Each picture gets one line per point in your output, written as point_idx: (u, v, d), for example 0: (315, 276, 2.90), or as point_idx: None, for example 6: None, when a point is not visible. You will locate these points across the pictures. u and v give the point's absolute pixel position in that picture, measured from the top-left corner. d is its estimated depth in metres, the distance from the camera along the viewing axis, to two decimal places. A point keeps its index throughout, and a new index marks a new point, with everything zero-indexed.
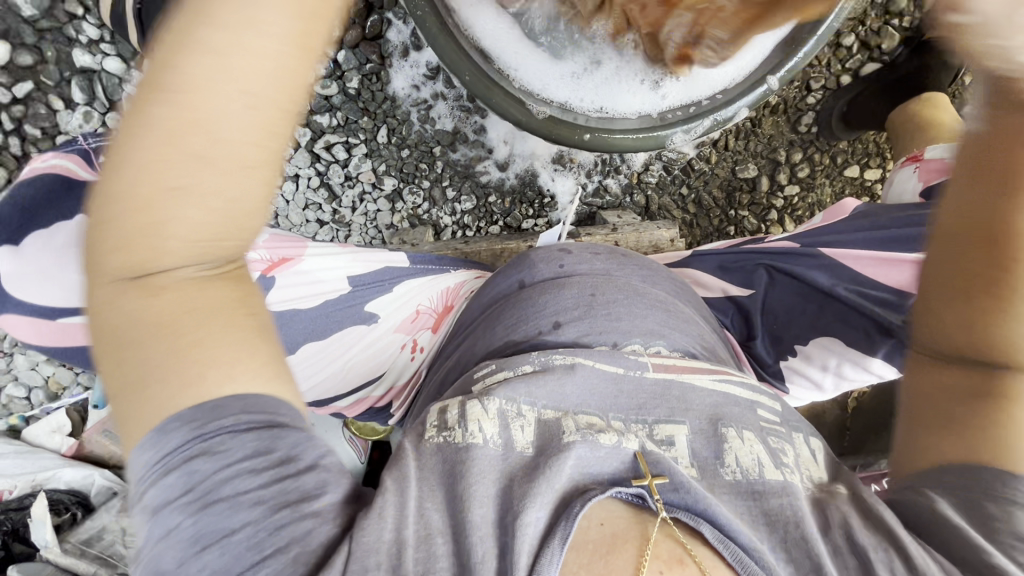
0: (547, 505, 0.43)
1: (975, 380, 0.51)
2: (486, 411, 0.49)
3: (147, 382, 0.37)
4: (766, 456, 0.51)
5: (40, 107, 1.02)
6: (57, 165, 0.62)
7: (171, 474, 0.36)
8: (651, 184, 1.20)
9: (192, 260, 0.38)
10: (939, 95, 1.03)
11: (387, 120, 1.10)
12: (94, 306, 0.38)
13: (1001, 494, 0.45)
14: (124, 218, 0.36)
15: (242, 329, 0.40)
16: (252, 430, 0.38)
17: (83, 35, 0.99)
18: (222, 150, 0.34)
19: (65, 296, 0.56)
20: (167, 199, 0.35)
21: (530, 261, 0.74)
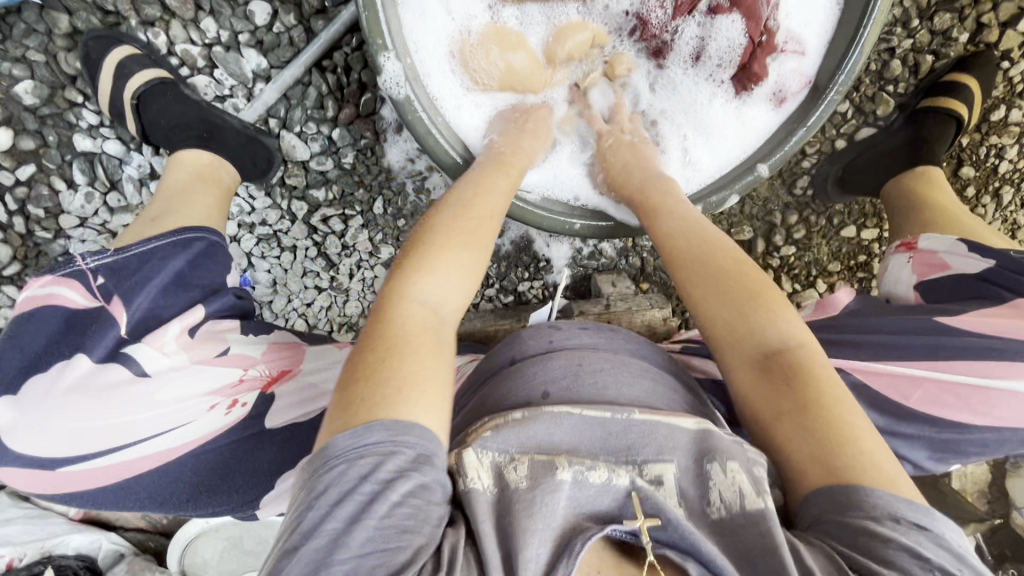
0: (548, 542, 0.50)
1: (788, 390, 0.60)
2: (481, 460, 0.55)
3: (387, 373, 0.54)
4: (748, 486, 0.54)
5: (44, 189, 1.03)
6: (57, 293, 0.66)
7: (335, 467, 0.49)
8: (646, 247, 1.20)
9: (427, 299, 0.61)
10: (933, 168, 1.03)
11: (382, 192, 1.10)
12: (371, 325, 0.59)
13: (855, 509, 0.52)
14: (405, 267, 0.63)
15: (435, 358, 0.57)
16: (401, 453, 0.50)
17: (84, 121, 1.00)
18: (466, 237, 0.67)
19: (69, 443, 0.62)
20: (434, 258, 0.64)
21: (520, 338, 0.74)
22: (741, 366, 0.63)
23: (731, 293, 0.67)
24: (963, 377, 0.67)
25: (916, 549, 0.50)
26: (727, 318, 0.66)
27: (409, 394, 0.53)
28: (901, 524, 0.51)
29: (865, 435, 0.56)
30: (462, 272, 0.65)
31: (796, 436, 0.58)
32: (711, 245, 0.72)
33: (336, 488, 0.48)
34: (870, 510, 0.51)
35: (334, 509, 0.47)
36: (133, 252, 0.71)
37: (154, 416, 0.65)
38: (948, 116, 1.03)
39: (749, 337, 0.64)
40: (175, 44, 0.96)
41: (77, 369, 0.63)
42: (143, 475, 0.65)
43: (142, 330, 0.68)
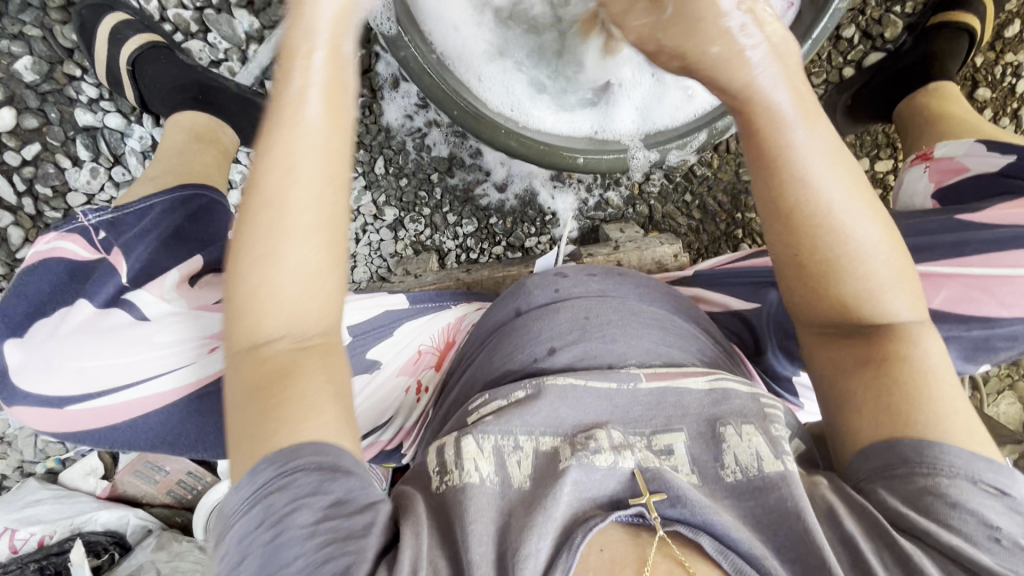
0: (550, 536, 0.46)
1: (865, 347, 0.54)
2: (482, 450, 0.52)
3: (275, 412, 0.45)
4: (766, 449, 0.52)
5: (49, 167, 1.04)
6: (60, 247, 0.67)
7: (234, 527, 0.43)
8: (652, 193, 1.18)
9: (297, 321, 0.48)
10: (948, 84, 0.98)
11: (382, 151, 1.10)
12: (241, 366, 0.47)
13: (922, 462, 0.47)
14: (252, 284, 0.47)
15: (331, 367, 0.48)
16: (292, 480, 0.43)
17: (84, 95, 1.01)
18: (312, 219, 0.48)
19: (76, 381, 0.63)
20: (281, 263, 0.47)
21: (526, 288, 0.71)
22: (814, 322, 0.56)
23: (833, 265, 0.53)
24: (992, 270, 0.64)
25: (986, 516, 0.45)
26: (836, 289, 0.54)
27: (307, 416, 0.45)
28: (976, 487, 0.46)
29: (946, 396, 0.50)
30: (325, 267, 0.49)
31: (860, 406, 0.52)
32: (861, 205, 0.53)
33: (236, 550, 0.42)
34: (944, 470, 0.47)
35: (241, 571, 0.42)
36: (131, 210, 0.71)
37: (152, 358, 0.65)
38: (959, 29, 0.99)
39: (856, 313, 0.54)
40: (167, 10, 0.96)
41: (80, 315, 0.64)
42: (148, 415, 0.65)
43: (143, 279, 0.68)
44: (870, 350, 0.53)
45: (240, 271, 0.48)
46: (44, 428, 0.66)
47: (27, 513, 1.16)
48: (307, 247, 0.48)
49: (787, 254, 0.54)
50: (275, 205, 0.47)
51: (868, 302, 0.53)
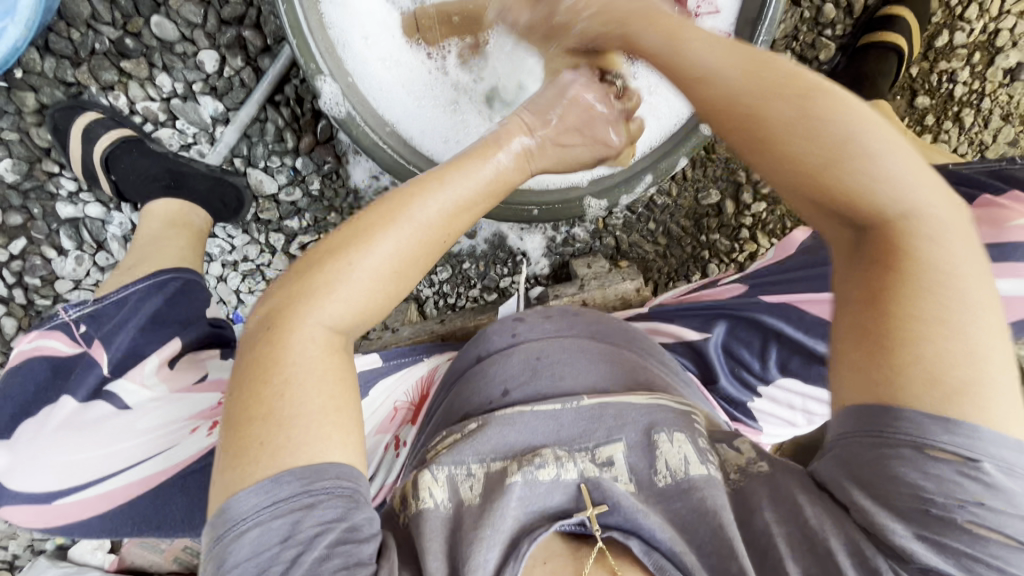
0: (498, 546, 0.50)
1: (861, 280, 0.46)
2: (436, 478, 0.55)
3: (286, 419, 0.46)
4: (692, 454, 0.55)
5: (36, 259, 1.09)
6: (43, 345, 0.70)
7: (245, 534, 0.44)
8: (617, 225, 1.22)
9: (332, 325, 0.50)
10: (882, 103, 1.02)
11: (353, 212, 1.14)
12: (259, 346, 0.49)
13: (878, 426, 0.44)
14: (312, 281, 0.51)
15: (344, 395, 0.50)
16: (316, 504, 0.45)
17: (64, 189, 1.06)
18: (389, 256, 0.52)
19: (62, 476, 0.64)
20: (345, 275, 0.51)
21: (487, 336, 0.75)
22: (810, 210, 0.50)
23: (790, 144, 0.48)
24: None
25: (928, 489, 0.43)
26: (802, 171, 0.48)
27: (317, 435, 0.47)
28: (926, 454, 0.43)
29: (989, 338, 0.43)
30: (379, 297, 0.53)
31: (872, 349, 0.44)
32: (807, 97, 0.48)
33: (251, 560, 0.44)
34: (901, 430, 0.43)
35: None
36: (110, 299, 0.75)
37: (138, 444, 0.68)
38: (888, 49, 1.03)
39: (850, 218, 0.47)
40: (135, 103, 1.01)
41: (64, 409, 0.67)
42: (130, 504, 0.67)
43: (122, 368, 0.71)
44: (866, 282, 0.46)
45: (308, 268, 0.52)
46: (23, 525, 0.66)
47: None
48: (424, 240, 0.54)
49: (743, 141, 0.50)
50: (402, 197, 0.54)
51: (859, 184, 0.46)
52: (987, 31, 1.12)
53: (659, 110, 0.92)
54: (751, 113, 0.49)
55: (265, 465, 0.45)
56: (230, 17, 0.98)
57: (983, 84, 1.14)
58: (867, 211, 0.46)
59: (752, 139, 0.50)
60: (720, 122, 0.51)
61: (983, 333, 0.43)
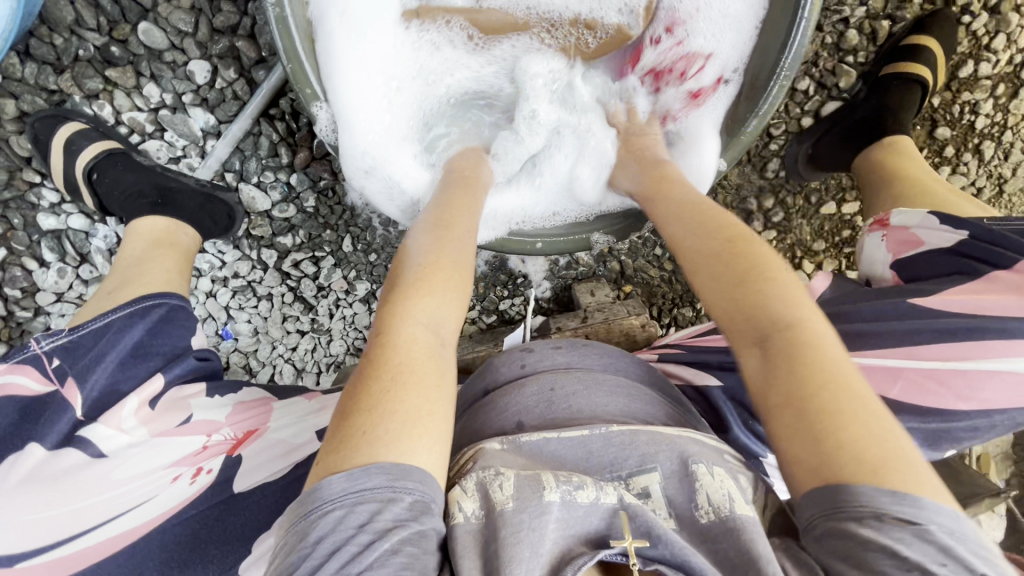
0: (538, 570, 0.51)
1: (794, 380, 0.53)
2: (466, 490, 0.57)
3: (399, 404, 0.52)
4: (735, 491, 0.59)
5: (16, 271, 1.05)
6: (9, 382, 0.66)
7: (330, 513, 0.47)
8: (622, 250, 1.18)
9: (427, 329, 0.58)
10: (903, 138, 0.98)
11: (349, 230, 1.10)
12: (371, 350, 0.56)
13: (833, 505, 0.48)
14: (406, 290, 0.60)
15: (436, 393, 0.54)
16: (400, 497, 0.48)
17: (45, 200, 1.01)
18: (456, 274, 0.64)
19: (27, 533, 0.59)
20: (426, 285, 0.61)
21: (497, 367, 0.80)
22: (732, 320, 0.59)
23: (753, 272, 0.61)
24: (954, 365, 0.63)
25: (894, 547, 0.46)
26: (741, 300, 0.59)
27: (417, 432, 0.51)
28: (885, 522, 0.47)
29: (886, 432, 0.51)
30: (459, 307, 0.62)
31: (812, 432, 0.51)
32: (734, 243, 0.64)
33: (328, 537, 0.47)
34: (852, 510, 0.48)
35: (327, 563, 0.46)
36: (87, 328, 0.72)
37: (113, 497, 0.63)
38: (911, 81, 0.99)
39: (759, 300, 0.58)
40: (122, 113, 0.96)
41: (30, 460, 0.62)
42: (96, 566, 0.60)
43: (100, 408, 0.68)
44: (800, 381, 0.53)
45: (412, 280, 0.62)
46: None
47: None
48: (462, 251, 0.68)
49: (715, 282, 0.62)
50: (437, 229, 0.70)
51: (727, 262, 0.62)
52: (1013, 62, 1.07)
53: None
54: (722, 246, 0.64)
55: (363, 454, 0.50)
56: (224, 26, 0.93)
57: (1006, 117, 1.11)
58: (780, 318, 0.56)
59: (723, 272, 0.62)
60: (705, 257, 0.65)
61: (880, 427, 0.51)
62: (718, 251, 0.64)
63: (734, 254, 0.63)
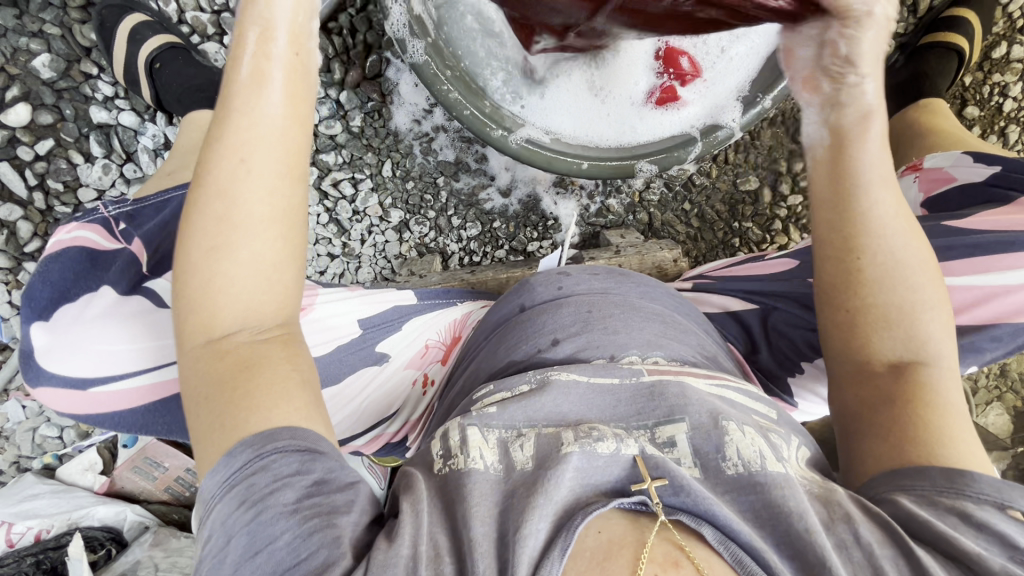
0: (550, 517, 0.44)
1: (894, 386, 0.54)
2: (487, 440, 0.51)
3: (238, 397, 0.45)
4: (768, 449, 0.51)
5: (61, 162, 1.06)
6: (81, 236, 0.67)
7: (216, 507, 0.42)
8: (652, 201, 1.21)
9: (238, 321, 0.47)
10: (938, 102, 1.02)
11: (391, 154, 1.12)
12: (194, 363, 0.46)
13: (951, 488, 0.47)
14: (195, 288, 0.46)
15: (292, 366, 0.47)
16: (268, 464, 0.42)
17: (99, 93, 1.03)
18: (247, 224, 0.45)
19: (102, 362, 0.62)
20: (215, 266, 0.45)
21: (530, 287, 0.76)
22: (861, 314, 0.56)
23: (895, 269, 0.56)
24: (994, 278, 0.66)
25: (1013, 539, 0.44)
26: (882, 309, 0.56)
27: (274, 401, 0.45)
28: (1007, 514, 0.45)
29: (964, 433, 0.51)
30: (269, 267, 0.47)
31: (910, 428, 0.51)
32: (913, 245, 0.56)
33: (220, 524, 0.42)
34: (974, 496, 0.46)
35: (228, 542, 0.41)
36: (150, 203, 0.74)
37: (178, 342, 0.65)
38: (950, 49, 1.02)
39: (902, 329, 0.55)
40: (185, 12, 0.99)
41: (105, 300, 0.64)
42: (167, 401, 0.65)
43: (162, 268, 0.70)
44: (901, 392, 0.54)
45: (190, 263, 0.46)
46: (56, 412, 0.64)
47: (24, 507, 1.15)
48: (277, 162, 0.46)
49: (844, 263, 0.57)
50: (232, 157, 0.45)
51: (896, 282, 0.55)
52: None
53: (738, 70, 0.87)
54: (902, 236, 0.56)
55: (255, 423, 0.44)
56: None
57: None
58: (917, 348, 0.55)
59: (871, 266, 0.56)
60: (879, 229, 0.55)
61: (966, 439, 0.51)
62: (889, 240, 0.55)
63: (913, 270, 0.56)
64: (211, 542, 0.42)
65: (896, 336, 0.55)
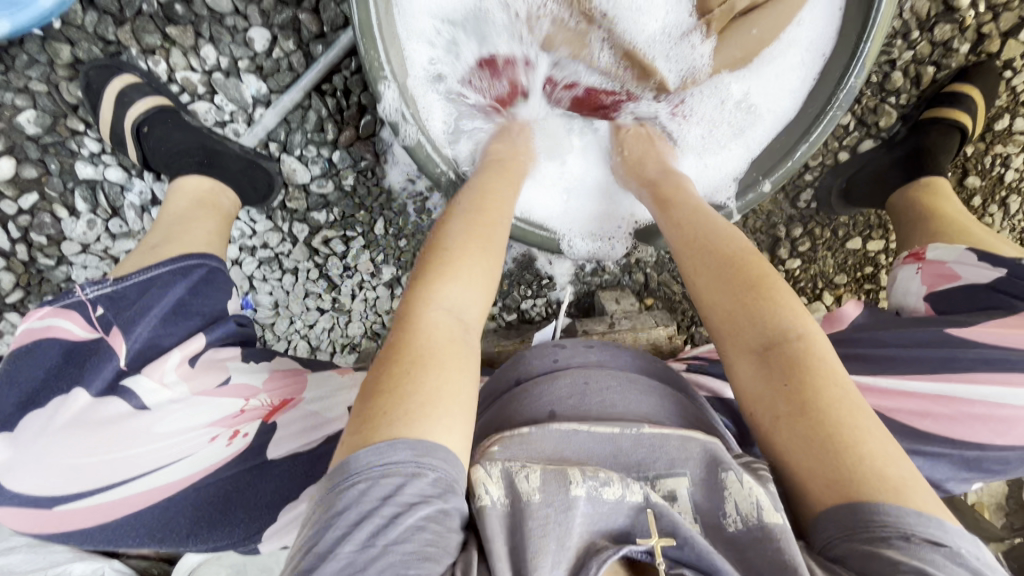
0: (564, 564, 0.49)
1: (788, 385, 0.57)
2: (490, 473, 0.54)
3: (422, 383, 0.53)
4: (766, 499, 0.53)
5: (45, 217, 1.03)
6: (55, 324, 0.65)
7: (354, 486, 0.47)
8: (649, 263, 1.19)
9: (448, 313, 0.58)
10: (939, 179, 1.01)
11: (383, 213, 1.10)
12: (395, 336, 0.57)
13: (866, 527, 0.49)
14: (427, 280, 0.60)
15: (460, 372, 0.55)
16: (424, 474, 0.48)
17: (86, 149, 1.01)
18: (479, 253, 0.64)
19: (68, 479, 0.61)
20: (450, 272, 0.61)
21: (526, 359, 0.74)
22: (724, 327, 0.63)
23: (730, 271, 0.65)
24: (996, 392, 0.67)
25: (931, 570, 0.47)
26: (733, 312, 0.62)
27: (449, 400, 0.53)
28: (911, 542, 0.48)
29: (878, 442, 0.54)
30: (482, 289, 0.62)
31: (816, 433, 0.54)
32: (739, 260, 0.66)
33: (353, 508, 0.47)
34: (884, 528, 0.49)
35: (352, 529, 0.46)
36: (132, 281, 0.69)
37: (153, 451, 0.64)
38: (954, 126, 1.02)
39: (754, 321, 0.61)
40: (175, 72, 0.96)
41: (76, 405, 0.62)
42: (134, 515, 0.63)
43: (142, 361, 0.67)
44: (793, 388, 0.56)
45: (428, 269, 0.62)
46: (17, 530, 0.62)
47: None
48: (500, 231, 0.68)
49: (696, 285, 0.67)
50: (477, 213, 0.69)
51: (725, 287, 0.64)
52: None
53: (731, 149, 0.91)
54: (726, 255, 0.67)
55: (428, 418, 0.51)
56: None
57: None
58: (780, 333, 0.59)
59: (718, 281, 0.65)
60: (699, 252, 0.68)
61: (876, 444, 0.53)
62: (718, 261, 0.66)
63: (745, 268, 0.65)
64: (346, 513, 0.46)
65: (758, 331, 0.60)
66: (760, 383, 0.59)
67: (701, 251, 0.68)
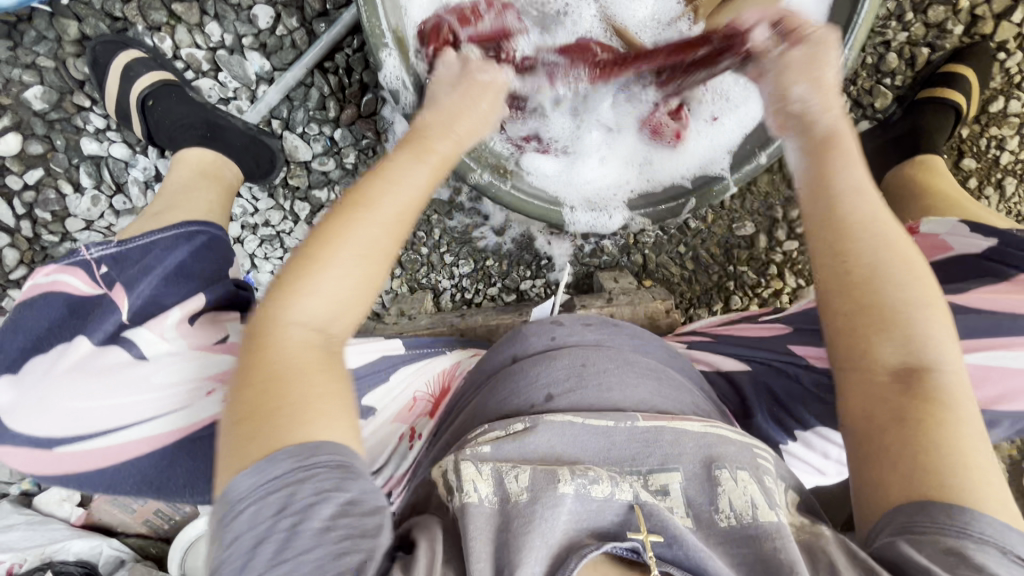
0: (545, 560, 0.46)
1: (901, 403, 0.50)
2: (480, 470, 0.51)
3: (280, 404, 0.47)
4: (760, 498, 0.52)
5: (50, 192, 1.05)
6: (60, 281, 0.66)
7: (242, 512, 0.43)
8: (647, 244, 1.20)
9: (309, 321, 0.51)
10: (933, 158, 1.02)
11: None
12: (245, 355, 0.50)
13: (951, 525, 0.44)
14: (288, 283, 0.51)
15: (328, 379, 0.50)
16: (311, 476, 0.44)
17: (91, 125, 1.02)
18: (359, 245, 0.53)
19: (68, 422, 0.61)
20: (319, 272, 0.51)
21: (524, 335, 0.74)
22: (851, 319, 0.53)
23: (880, 269, 0.53)
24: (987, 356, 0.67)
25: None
26: (869, 312, 0.53)
27: (318, 416, 0.47)
28: (1005, 556, 0.43)
29: (987, 472, 0.47)
30: (359, 283, 0.53)
31: (919, 453, 0.47)
32: (900, 258, 0.54)
33: (248, 532, 0.42)
34: (972, 534, 0.44)
35: (253, 554, 0.42)
36: (135, 244, 0.71)
37: (150, 400, 0.64)
38: (944, 104, 1.02)
39: (894, 333, 0.52)
40: (180, 49, 0.99)
41: (77, 352, 0.64)
42: (132, 462, 0.63)
43: (143, 316, 0.67)
44: (913, 411, 0.49)
45: (288, 272, 0.52)
46: (21, 471, 0.63)
47: None
48: (399, 204, 0.57)
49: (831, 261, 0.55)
50: (360, 194, 0.56)
51: (888, 281, 0.53)
52: None
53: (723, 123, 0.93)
54: (884, 239, 0.54)
55: (291, 436, 0.45)
56: None
57: None
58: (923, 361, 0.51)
59: (863, 269, 0.54)
60: (852, 224, 0.55)
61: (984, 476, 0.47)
62: (868, 241, 0.54)
63: (903, 267, 0.54)
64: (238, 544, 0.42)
65: (895, 343, 0.52)
66: (875, 394, 0.51)
67: (854, 223, 0.55)
